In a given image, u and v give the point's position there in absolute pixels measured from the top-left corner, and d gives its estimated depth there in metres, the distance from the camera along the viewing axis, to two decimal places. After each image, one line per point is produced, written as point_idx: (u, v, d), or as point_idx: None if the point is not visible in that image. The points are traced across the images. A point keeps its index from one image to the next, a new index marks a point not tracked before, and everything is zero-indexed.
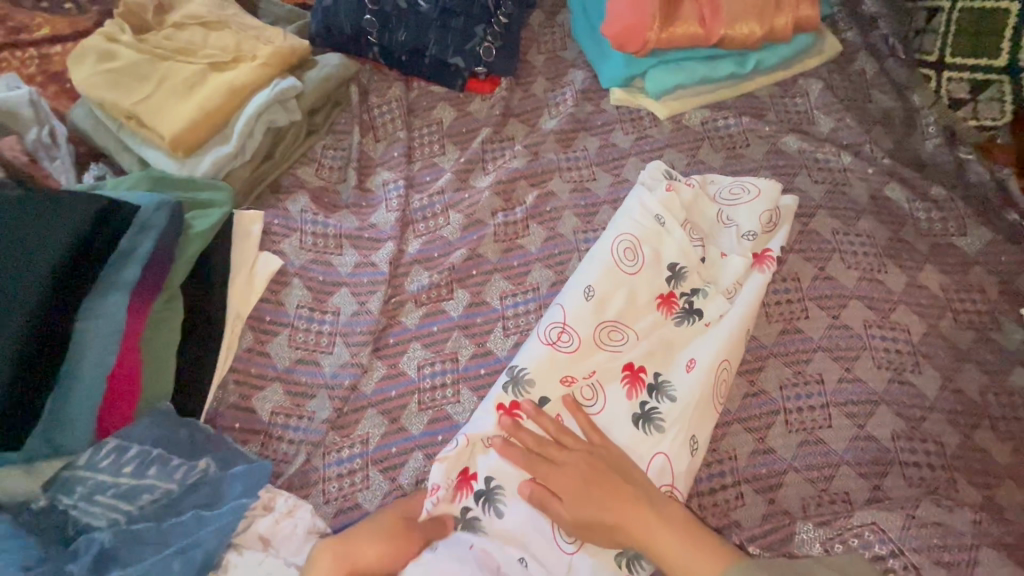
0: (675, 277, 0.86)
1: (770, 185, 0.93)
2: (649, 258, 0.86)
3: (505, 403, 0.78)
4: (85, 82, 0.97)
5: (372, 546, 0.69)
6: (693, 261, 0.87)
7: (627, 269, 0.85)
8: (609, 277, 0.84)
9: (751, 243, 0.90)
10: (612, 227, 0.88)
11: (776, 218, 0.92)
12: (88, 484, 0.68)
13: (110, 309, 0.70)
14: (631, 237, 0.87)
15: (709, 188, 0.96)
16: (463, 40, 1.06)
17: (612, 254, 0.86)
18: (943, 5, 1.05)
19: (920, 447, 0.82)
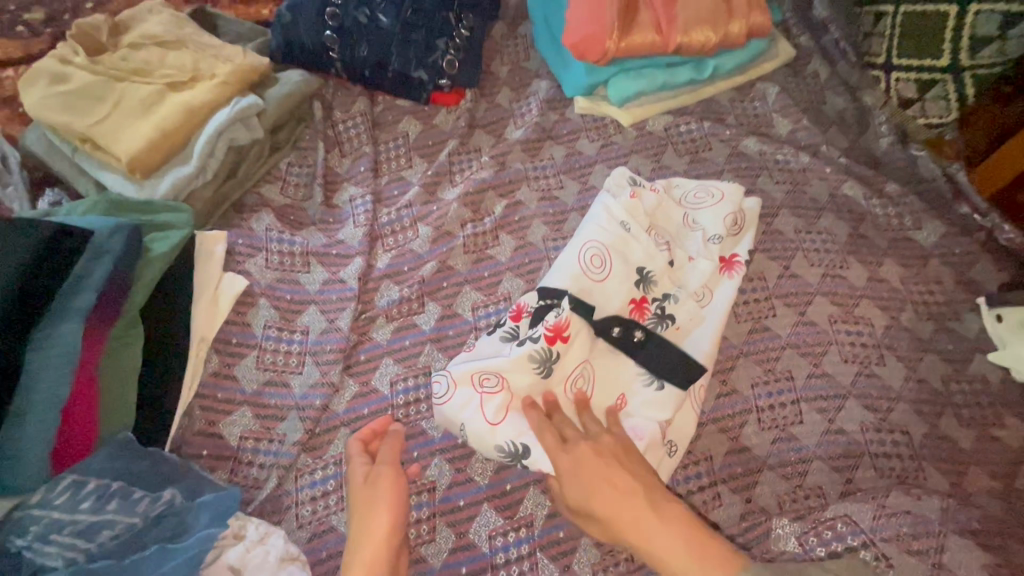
0: (645, 283, 0.87)
1: (733, 189, 0.95)
2: (618, 264, 0.86)
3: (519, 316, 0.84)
4: (36, 104, 0.94)
5: (379, 516, 0.67)
6: (661, 265, 0.88)
7: (601, 276, 0.86)
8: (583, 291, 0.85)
9: (717, 246, 0.92)
10: (579, 235, 0.89)
11: (741, 221, 0.94)
12: (41, 524, 0.64)
13: (63, 339, 0.67)
14: (601, 245, 0.87)
15: (676, 192, 0.97)
16: (426, 54, 1.06)
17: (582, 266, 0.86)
18: (887, 8, 1.02)
19: (888, 438, 0.84)
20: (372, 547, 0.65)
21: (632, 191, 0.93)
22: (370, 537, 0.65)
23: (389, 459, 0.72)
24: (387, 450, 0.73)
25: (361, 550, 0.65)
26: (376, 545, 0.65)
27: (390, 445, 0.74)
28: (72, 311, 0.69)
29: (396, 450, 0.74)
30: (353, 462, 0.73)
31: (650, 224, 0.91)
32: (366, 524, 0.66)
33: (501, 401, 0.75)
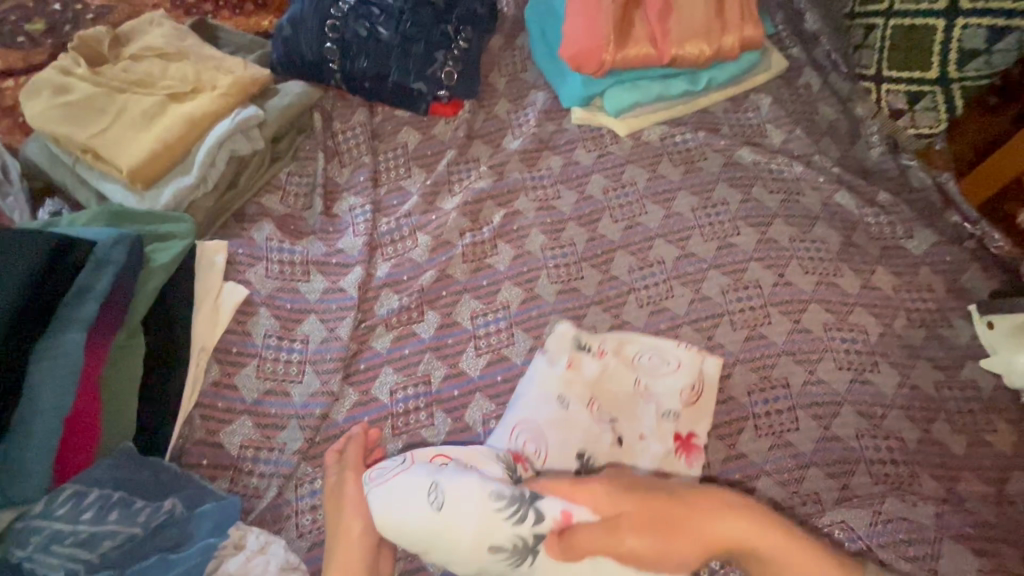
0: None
1: (690, 356, 0.89)
2: (555, 449, 0.79)
3: None
4: (38, 115, 0.95)
5: (354, 515, 0.72)
6: (604, 446, 0.81)
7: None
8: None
9: (671, 423, 0.85)
10: (512, 423, 0.82)
11: (699, 392, 0.87)
12: (43, 535, 0.64)
13: (65, 348, 0.68)
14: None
15: (629, 350, 0.90)
16: (425, 66, 1.07)
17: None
18: (878, 20, 1.05)
19: (883, 445, 0.85)
20: (348, 546, 0.70)
21: (570, 361, 0.86)
22: (345, 535, 0.71)
23: (352, 463, 0.77)
24: (351, 453, 0.79)
25: (338, 550, 0.71)
26: (354, 542, 0.70)
27: (355, 447, 0.79)
28: (74, 322, 0.69)
29: (364, 449, 0.80)
30: (330, 459, 0.79)
31: (592, 398, 0.84)
32: (341, 527, 0.72)
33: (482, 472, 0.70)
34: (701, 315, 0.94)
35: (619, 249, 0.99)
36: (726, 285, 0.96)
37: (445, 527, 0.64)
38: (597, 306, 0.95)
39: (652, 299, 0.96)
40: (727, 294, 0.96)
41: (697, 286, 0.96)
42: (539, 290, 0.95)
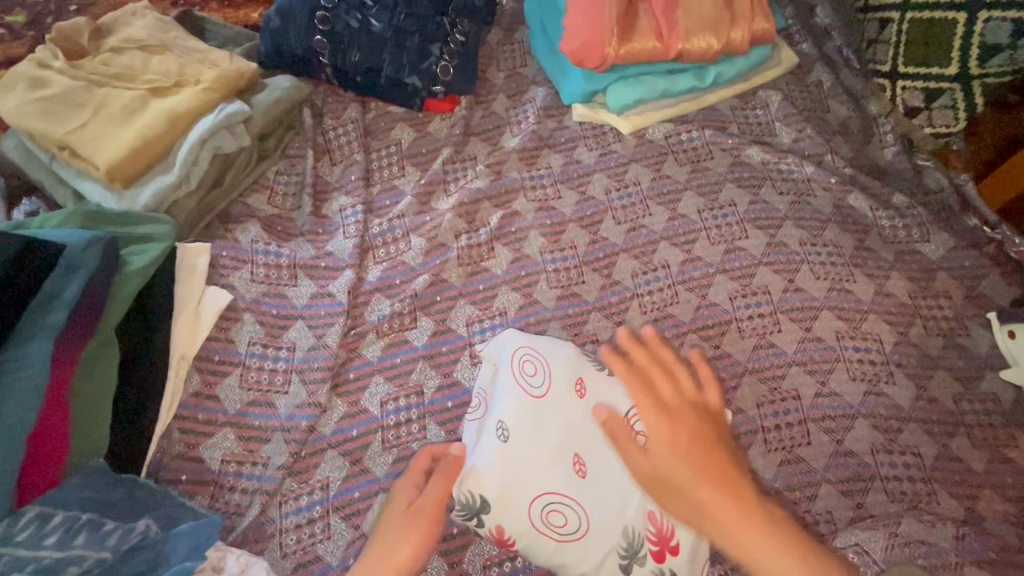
0: (632, 556, 0.69)
1: None
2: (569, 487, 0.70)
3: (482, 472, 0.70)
4: (13, 110, 0.91)
5: (406, 544, 0.67)
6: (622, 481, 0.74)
7: (565, 540, 0.69)
8: (533, 543, 0.69)
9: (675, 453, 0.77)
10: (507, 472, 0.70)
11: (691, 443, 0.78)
12: (2, 562, 0.59)
13: (33, 357, 0.64)
14: (546, 550, 0.69)
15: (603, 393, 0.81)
16: (419, 59, 1.01)
17: (539, 527, 0.69)
18: (893, 14, 1.00)
19: (899, 460, 0.81)
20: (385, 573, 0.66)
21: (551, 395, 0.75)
22: (390, 560, 0.67)
23: (434, 493, 0.70)
24: (438, 486, 0.70)
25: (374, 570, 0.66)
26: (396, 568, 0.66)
27: (439, 483, 0.70)
28: (42, 329, 0.65)
29: (449, 477, 0.71)
30: (407, 476, 0.73)
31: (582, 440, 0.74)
32: (391, 548, 0.67)
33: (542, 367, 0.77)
34: (707, 323, 0.90)
35: (622, 252, 0.95)
36: (734, 291, 0.92)
37: (553, 349, 0.79)
38: (598, 313, 0.91)
39: (655, 305, 0.91)
40: (735, 300, 0.91)
41: (703, 291, 0.92)
42: (538, 296, 0.91)
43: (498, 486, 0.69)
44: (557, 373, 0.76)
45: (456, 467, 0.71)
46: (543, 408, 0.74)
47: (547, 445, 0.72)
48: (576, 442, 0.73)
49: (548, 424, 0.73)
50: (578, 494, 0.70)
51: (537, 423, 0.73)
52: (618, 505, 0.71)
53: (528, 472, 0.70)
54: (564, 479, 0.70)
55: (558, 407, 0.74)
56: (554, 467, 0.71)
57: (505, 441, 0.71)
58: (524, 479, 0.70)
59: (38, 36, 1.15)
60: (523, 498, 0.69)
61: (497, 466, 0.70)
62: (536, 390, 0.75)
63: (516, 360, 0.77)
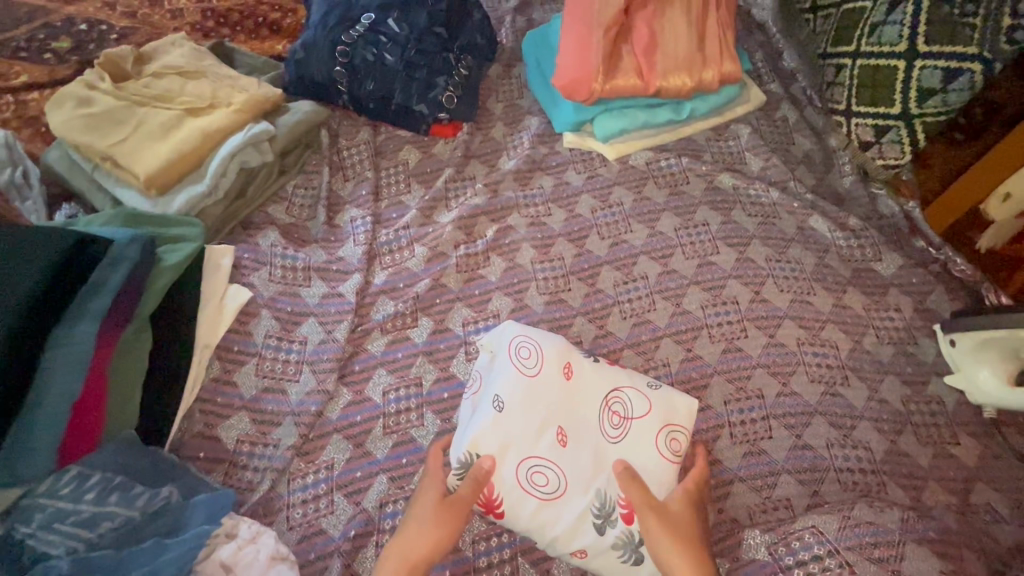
0: (606, 517, 0.79)
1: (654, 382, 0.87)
2: (551, 461, 0.80)
3: (479, 441, 0.80)
4: (63, 125, 1.02)
5: (431, 536, 0.73)
6: (599, 453, 0.82)
7: (545, 499, 0.79)
8: (517, 503, 0.79)
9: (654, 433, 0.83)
10: (497, 439, 0.80)
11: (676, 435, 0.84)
12: (47, 512, 0.67)
13: (78, 338, 0.72)
14: (529, 509, 0.79)
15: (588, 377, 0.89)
16: (427, 89, 1.13)
17: (523, 485, 0.79)
18: (846, 61, 1.14)
19: (852, 454, 0.89)
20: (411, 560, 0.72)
21: (539, 375, 0.84)
22: (414, 549, 0.72)
23: (459, 499, 0.76)
24: (466, 493, 0.76)
25: (399, 554, 0.72)
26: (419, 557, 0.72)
27: (470, 486, 0.77)
28: (86, 313, 0.74)
29: (479, 485, 0.77)
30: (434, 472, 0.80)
31: (565, 416, 0.83)
32: (415, 540, 0.73)
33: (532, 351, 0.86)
34: (680, 328, 0.99)
35: (605, 264, 1.05)
36: (706, 300, 1.02)
37: (542, 335, 0.88)
38: (584, 317, 1.00)
39: (634, 311, 1.01)
40: (707, 309, 1.01)
41: (678, 300, 1.02)
42: (528, 301, 1.01)
43: (490, 451, 0.80)
44: (548, 357, 0.86)
45: (480, 479, 0.78)
46: (535, 388, 0.84)
47: (534, 418, 0.82)
48: (560, 418, 0.83)
49: (537, 401, 0.83)
50: (559, 460, 0.81)
51: (528, 401, 0.83)
52: (589, 474, 0.81)
53: (518, 440, 0.81)
54: (547, 448, 0.81)
55: (546, 388, 0.84)
56: (539, 437, 0.81)
57: (500, 411, 0.82)
58: (511, 447, 0.80)
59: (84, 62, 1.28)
60: (511, 461, 0.80)
61: (491, 432, 0.80)
62: (529, 372, 0.84)
63: (514, 345, 0.86)
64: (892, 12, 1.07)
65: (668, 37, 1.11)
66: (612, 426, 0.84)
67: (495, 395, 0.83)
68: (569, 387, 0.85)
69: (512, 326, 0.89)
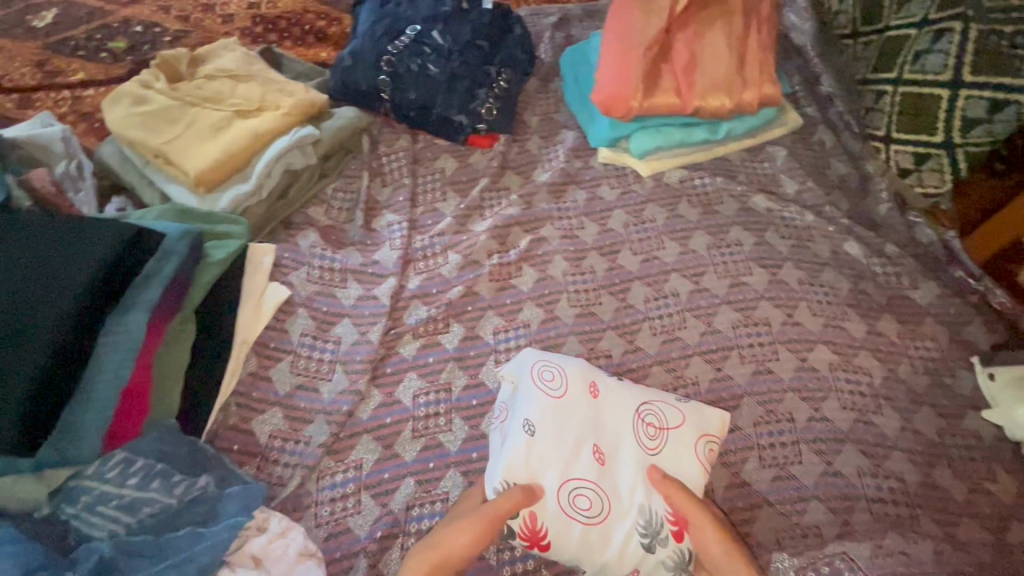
0: (653, 535, 0.78)
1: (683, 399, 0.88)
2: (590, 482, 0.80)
3: (514, 466, 0.80)
4: (118, 121, 1.06)
5: (461, 535, 0.73)
6: (639, 468, 0.82)
7: (590, 522, 0.78)
8: (562, 531, 0.78)
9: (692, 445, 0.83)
10: (533, 464, 0.80)
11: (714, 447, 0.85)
12: (92, 494, 0.70)
13: (131, 327, 0.74)
14: (576, 535, 0.78)
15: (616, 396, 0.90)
16: (468, 100, 1.16)
17: (566, 510, 0.78)
18: (887, 88, 1.14)
19: (884, 484, 0.88)
20: (441, 558, 0.72)
21: (565, 395, 0.85)
22: (445, 547, 0.73)
23: (496, 506, 0.75)
24: (505, 503, 0.75)
25: (430, 553, 0.73)
26: (448, 556, 0.72)
27: (512, 497, 0.76)
28: (137, 302, 0.76)
29: (518, 500, 0.76)
30: (472, 493, 0.82)
31: (597, 434, 0.84)
32: (446, 540, 0.73)
33: (557, 372, 0.87)
34: (711, 347, 0.99)
35: (636, 279, 1.06)
36: (737, 320, 1.01)
37: (563, 357, 0.89)
38: (614, 331, 1.01)
39: (664, 328, 1.01)
40: (738, 329, 1.00)
41: (708, 319, 1.02)
42: (559, 312, 1.02)
43: (526, 476, 0.80)
44: (573, 378, 0.86)
45: (517, 501, 0.76)
46: (563, 409, 0.84)
47: (567, 439, 0.82)
48: (593, 436, 0.83)
49: (567, 422, 0.83)
50: (598, 480, 0.80)
51: (558, 421, 0.83)
52: (630, 491, 0.81)
53: (552, 463, 0.80)
54: (584, 467, 0.81)
55: (575, 407, 0.84)
56: (575, 458, 0.81)
57: (532, 436, 0.81)
58: (548, 471, 0.80)
59: (139, 62, 1.33)
60: (550, 485, 0.79)
61: (524, 457, 0.80)
62: (555, 394, 0.85)
63: (536, 370, 0.87)
64: (937, 41, 1.07)
65: (708, 57, 1.12)
66: (648, 437, 0.84)
67: (524, 419, 0.83)
68: (598, 406, 0.85)
69: (531, 352, 0.90)
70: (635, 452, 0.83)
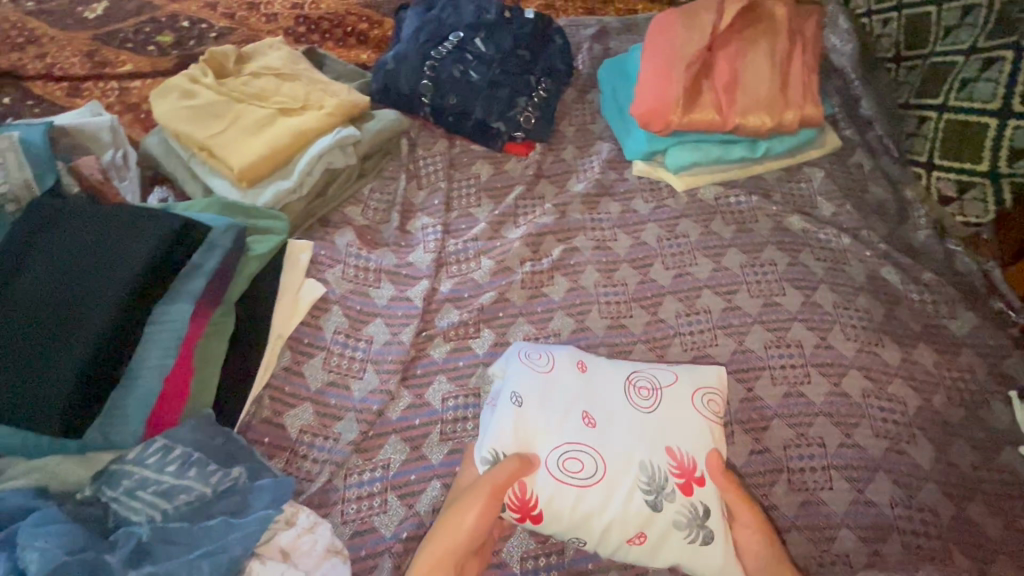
0: (657, 491, 0.79)
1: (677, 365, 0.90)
2: (585, 445, 0.80)
3: (503, 438, 0.81)
4: (166, 114, 1.09)
5: (467, 514, 0.75)
6: (635, 427, 0.82)
7: (586, 483, 0.78)
8: (556, 496, 0.78)
9: (687, 403, 0.85)
10: (521, 434, 0.81)
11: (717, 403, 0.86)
12: (132, 479, 0.72)
13: (176, 316, 0.77)
14: (571, 499, 0.78)
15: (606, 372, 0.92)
16: (507, 108, 1.17)
17: (560, 474, 0.79)
18: (931, 114, 1.15)
19: (917, 516, 0.87)
20: (453, 537, 0.75)
21: (552, 368, 0.87)
22: (454, 527, 0.75)
23: (492, 479, 0.76)
24: (500, 474, 0.76)
25: (442, 534, 0.75)
26: (459, 536, 0.75)
27: (511, 464, 0.78)
28: (183, 293, 0.78)
29: (512, 472, 0.77)
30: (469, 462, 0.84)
31: (590, 399, 0.85)
32: (454, 519, 0.75)
33: (543, 351, 0.89)
34: (742, 366, 0.98)
35: (668, 294, 1.05)
36: (769, 340, 1.00)
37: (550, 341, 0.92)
38: (644, 345, 1.00)
39: (695, 344, 1.00)
40: (770, 349, 0.99)
41: (740, 338, 1.01)
42: (589, 322, 1.02)
43: (515, 447, 0.81)
44: (560, 356, 0.89)
45: (512, 475, 0.77)
46: (551, 382, 0.85)
47: (557, 408, 0.83)
48: (584, 402, 0.84)
49: (556, 393, 0.84)
50: (593, 442, 0.81)
51: (547, 392, 0.84)
52: (628, 450, 0.81)
53: (540, 431, 0.81)
54: (576, 433, 0.81)
55: (563, 379, 0.86)
56: (565, 424, 0.82)
57: (519, 407, 0.83)
58: (538, 439, 0.81)
59: (184, 57, 1.37)
60: (541, 451, 0.80)
61: (511, 427, 0.81)
62: (543, 369, 0.87)
63: (523, 353, 0.89)
64: (987, 69, 1.07)
65: (750, 76, 1.12)
66: (642, 398, 0.85)
67: (511, 393, 0.84)
68: (588, 377, 0.87)
69: (518, 342, 0.93)
70: (630, 412, 0.84)
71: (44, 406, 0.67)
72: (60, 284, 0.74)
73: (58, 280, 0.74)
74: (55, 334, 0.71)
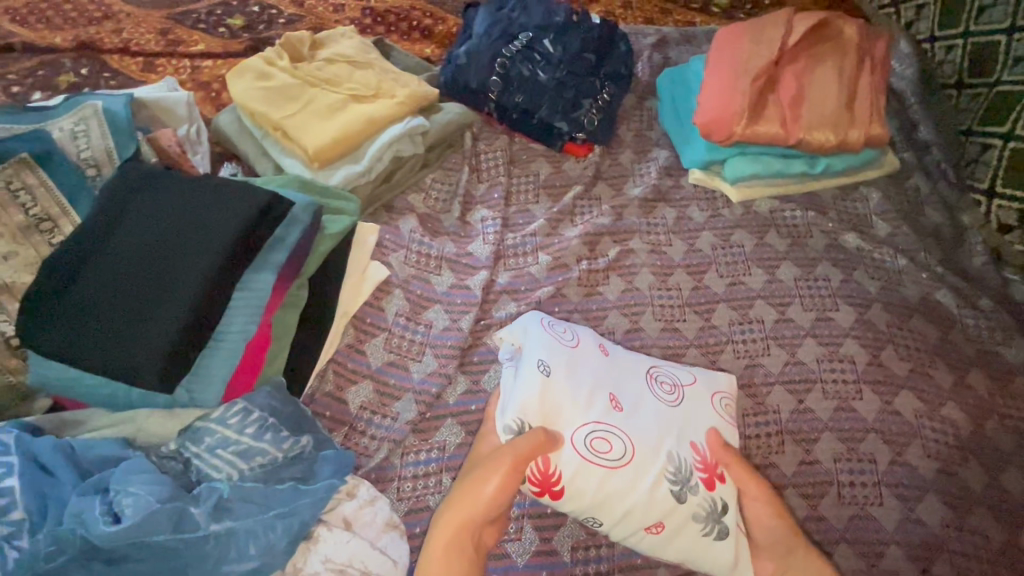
0: (682, 484, 0.80)
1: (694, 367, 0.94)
2: (614, 430, 0.81)
3: (529, 404, 0.81)
4: (244, 93, 1.12)
5: (486, 483, 0.76)
6: (662, 421, 0.84)
7: (614, 466, 0.79)
8: (579, 475, 0.78)
9: (705, 406, 0.88)
10: (546, 401, 0.82)
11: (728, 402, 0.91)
12: (215, 437, 0.75)
13: (260, 285, 0.80)
14: (597, 480, 0.79)
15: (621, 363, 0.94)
16: (571, 109, 1.19)
17: (589, 453, 0.79)
18: (997, 141, 1.17)
19: (965, 538, 0.88)
20: (470, 504, 0.76)
21: (577, 345, 0.88)
22: (472, 496, 0.76)
23: (513, 450, 0.76)
24: (522, 446, 0.77)
25: (460, 501, 0.77)
26: (476, 504, 0.76)
27: (533, 438, 0.77)
28: (268, 264, 0.82)
29: (535, 444, 0.77)
30: (491, 426, 0.84)
31: (614, 381, 0.86)
32: (472, 488, 0.77)
33: (564, 328, 0.91)
34: (794, 377, 0.98)
35: (720, 301, 1.06)
36: (821, 354, 1.00)
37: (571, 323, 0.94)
38: (696, 349, 1.01)
39: (747, 353, 1.01)
40: (822, 363, 1.00)
41: (792, 349, 1.01)
42: (643, 323, 1.03)
43: (540, 417, 0.81)
44: (584, 337, 0.91)
45: (534, 446, 0.77)
46: (577, 358, 0.87)
47: (585, 383, 0.84)
48: (610, 386, 0.86)
49: (582, 369, 0.86)
50: (621, 426, 0.82)
51: (573, 366, 0.85)
52: (656, 440, 0.82)
53: (566, 404, 0.82)
54: (604, 412, 0.82)
55: (587, 358, 0.87)
56: (592, 403, 0.83)
57: (547, 375, 0.83)
58: (564, 412, 0.82)
59: (254, 40, 1.41)
60: (568, 427, 0.81)
61: (539, 394, 0.81)
62: (568, 343, 0.88)
63: (547, 323, 0.90)
64: None
65: (815, 94, 1.13)
66: (666, 392, 0.88)
67: (537, 360, 0.84)
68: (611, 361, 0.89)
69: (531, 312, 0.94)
70: (656, 404, 0.86)
71: (141, 362, 0.71)
72: (157, 247, 0.78)
73: (155, 244, 0.78)
74: (152, 294, 0.75)
